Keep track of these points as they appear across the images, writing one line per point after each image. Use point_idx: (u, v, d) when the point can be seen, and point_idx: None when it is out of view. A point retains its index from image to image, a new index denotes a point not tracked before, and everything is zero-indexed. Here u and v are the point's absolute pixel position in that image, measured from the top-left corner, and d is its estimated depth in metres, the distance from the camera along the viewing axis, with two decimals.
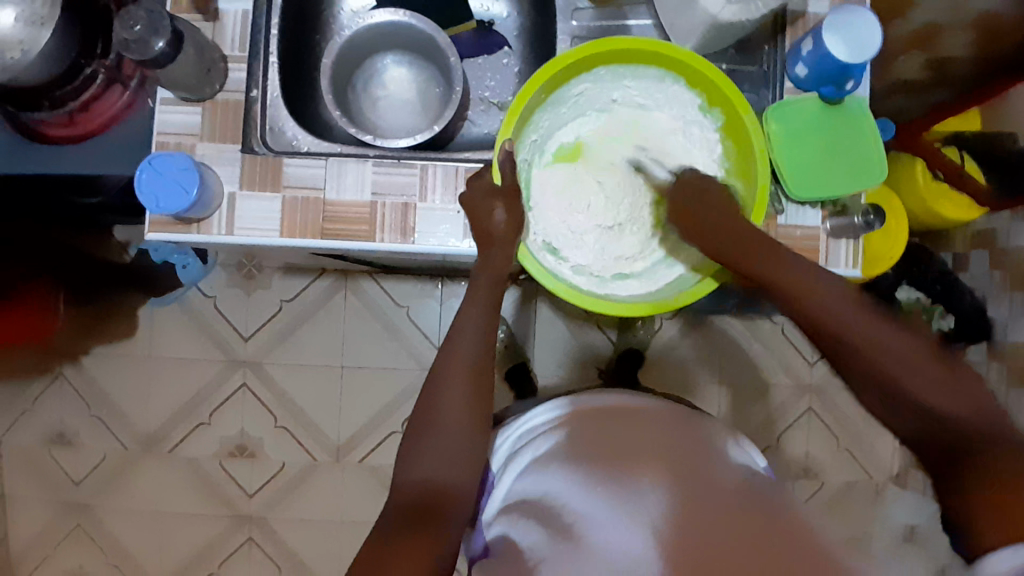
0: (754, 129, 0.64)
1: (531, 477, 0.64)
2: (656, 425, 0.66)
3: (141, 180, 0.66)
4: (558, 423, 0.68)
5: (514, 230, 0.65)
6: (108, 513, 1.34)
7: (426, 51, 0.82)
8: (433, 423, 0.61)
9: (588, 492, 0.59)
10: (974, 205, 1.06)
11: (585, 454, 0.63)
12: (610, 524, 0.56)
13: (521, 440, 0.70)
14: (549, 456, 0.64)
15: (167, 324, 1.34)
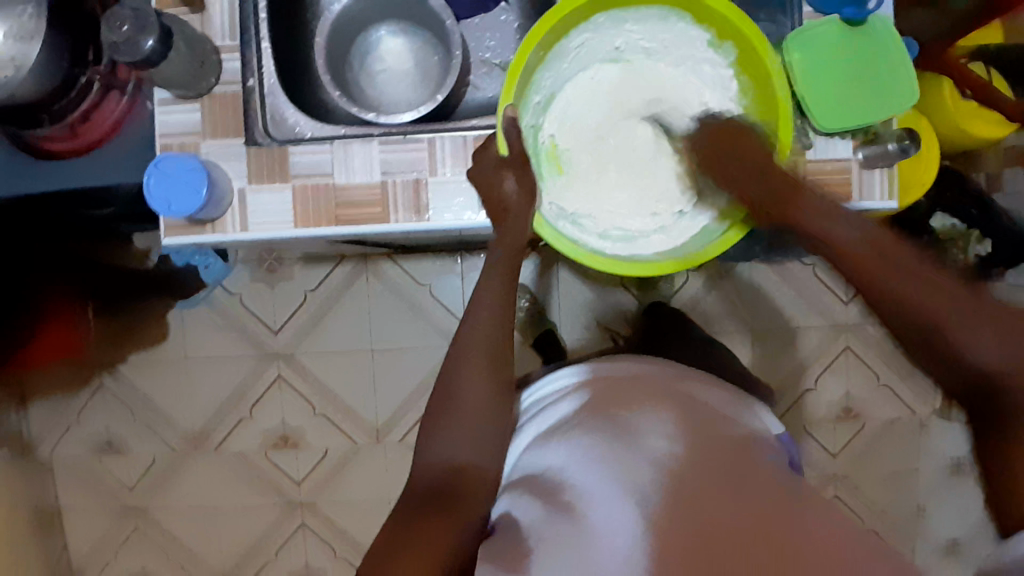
0: (777, 70, 0.59)
1: (532, 453, 0.66)
2: (658, 393, 0.67)
3: (150, 185, 0.66)
4: (572, 389, 0.70)
5: (526, 197, 0.63)
6: (166, 512, 1.39)
7: (419, 17, 0.79)
8: (458, 405, 0.62)
9: (587, 467, 0.59)
10: (1005, 121, 1.02)
11: (591, 424, 0.63)
12: (606, 501, 0.56)
13: (533, 409, 0.73)
14: (549, 431, 0.66)
15: (196, 326, 1.36)
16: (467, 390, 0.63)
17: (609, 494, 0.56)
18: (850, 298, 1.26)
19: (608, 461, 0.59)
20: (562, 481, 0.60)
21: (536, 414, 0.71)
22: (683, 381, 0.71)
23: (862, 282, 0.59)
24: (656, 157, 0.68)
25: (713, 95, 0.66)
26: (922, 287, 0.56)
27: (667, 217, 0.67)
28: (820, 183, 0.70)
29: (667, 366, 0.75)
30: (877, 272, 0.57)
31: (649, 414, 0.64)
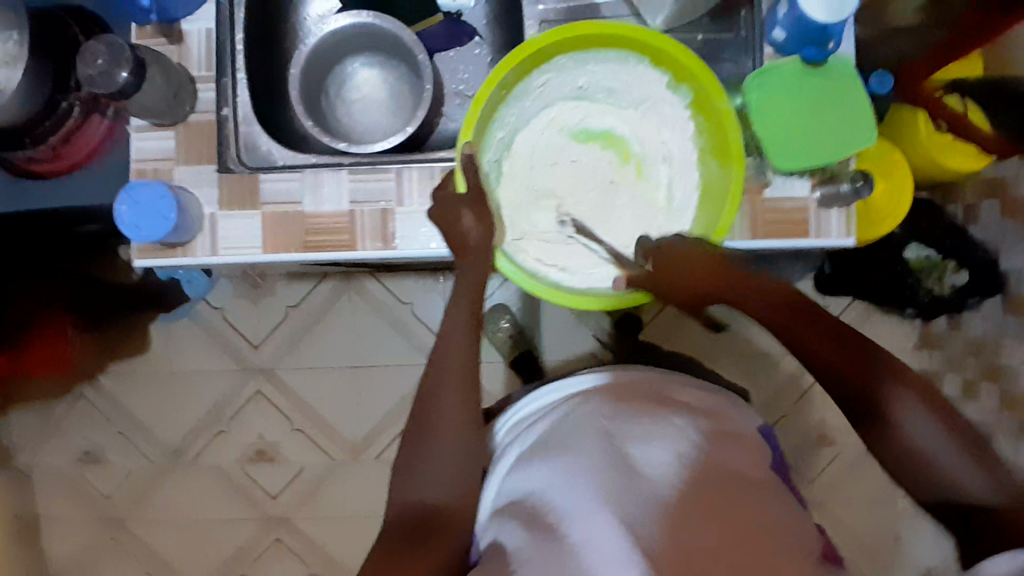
0: (725, 108, 0.62)
1: (517, 475, 0.64)
2: (652, 411, 0.66)
3: (121, 212, 0.67)
4: (570, 400, 0.70)
5: (484, 232, 0.63)
6: (145, 524, 1.39)
7: (394, 48, 0.81)
8: (432, 432, 0.64)
9: (571, 486, 0.58)
10: (982, 154, 1.04)
11: (567, 439, 0.63)
12: (589, 518, 0.54)
13: (512, 432, 0.73)
14: (532, 453, 0.65)
15: (180, 339, 1.37)
16: (439, 415, 0.64)
17: (586, 503, 0.55)
18: None
19: (586, 470, 0.58)
20: (543, 501, 0.59)
21: (516, 438, 0.70)
22: (667, 390, 0.72)
23: (821, 372, 0.61)
24: (616, 192, 0.71)
25: (671, 134, 0.69)
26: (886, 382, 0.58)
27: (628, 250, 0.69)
28: (777, 220, 0.72)
29: (644, 372, 0.75)
30: (836, 364, 0.60)
31: (626, 425, 0.64)
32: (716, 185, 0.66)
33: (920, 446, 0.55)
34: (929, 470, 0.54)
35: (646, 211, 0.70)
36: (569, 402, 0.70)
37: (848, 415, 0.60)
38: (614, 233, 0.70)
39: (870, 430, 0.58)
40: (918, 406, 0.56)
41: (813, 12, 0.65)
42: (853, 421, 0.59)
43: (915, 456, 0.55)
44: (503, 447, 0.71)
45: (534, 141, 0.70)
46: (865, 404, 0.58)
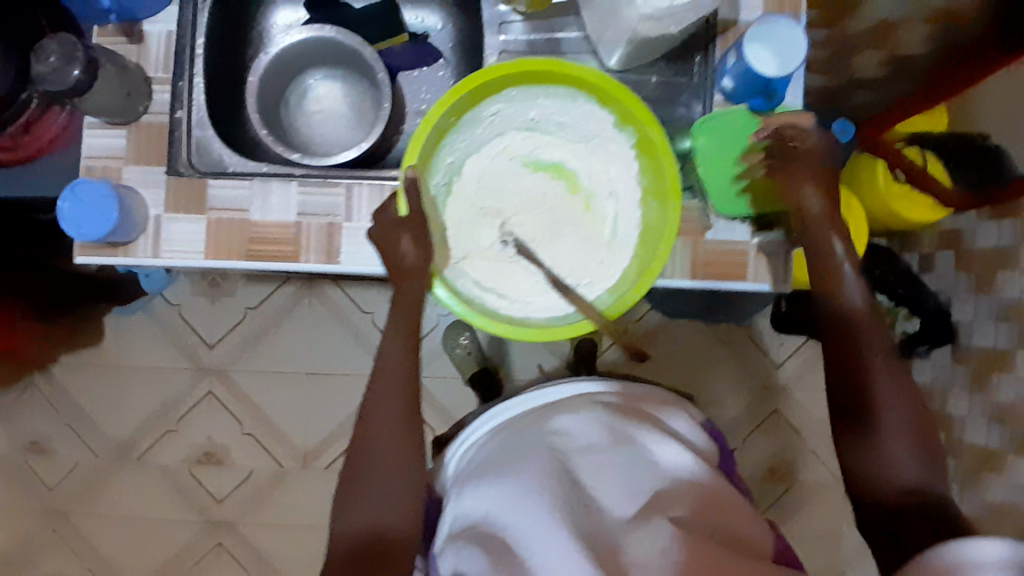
0: (661, 140, 0.64)
1: (471, 498, 0.62)
2: (604, 421, 0.66)
3: (63, 209, 0.67)
4: (532, 418, 0.69)
5: (421, 254, 0.64)
6: (85, 520, 1.36)
7: (357, 64, 0.81)
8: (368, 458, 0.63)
9: (525, 508, 0.56)
10: (939, 206, 1.04)
11: (512, 458, 0.63)
12: (546, 542, 0.53)
13: (465, 457, 0.72)
14: (485, 476, 0.62)
15: (136, 334, 1.35)
16: (375, 440, 0.64)
17: (535, 530, 0.54)
18: (782, 360, 1.32)
19: (532, 489, 0.57)
20: (496, 526, 0.57)
21: (470, 460, 0.70)
22: (609, 397, 0.72)
23: (831, 371, 0.68)
24: (564, 223, 0.72)
25: (617, 171, 0.71)
26: (891, 397, 0.64)
27: (572, 280, 0.70)
28: (716, 261, 0.75)
29: (600, 388, 0.75)
30: (846, 368, 0.67)
31: (572, 437, 0.63)
32: (654, 222, 0.67)
33: (890, 456, 0.62)
34: (887, 475, 0.62)
35: (591, 243, 0.72)
36: (530, 420, 0.69)
37: (831, 412, 0.67)
38: (558, 263, 0.71)
39: (851, 431, 0.65)
40: (904, 427, 0.63)
41: (762, 67, 0.68)
42: (835, 418, 0.67)
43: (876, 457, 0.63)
44: (457, 475, 0.70)
45: (483, 168, 0.71)
46: (856, 410, 0.65)
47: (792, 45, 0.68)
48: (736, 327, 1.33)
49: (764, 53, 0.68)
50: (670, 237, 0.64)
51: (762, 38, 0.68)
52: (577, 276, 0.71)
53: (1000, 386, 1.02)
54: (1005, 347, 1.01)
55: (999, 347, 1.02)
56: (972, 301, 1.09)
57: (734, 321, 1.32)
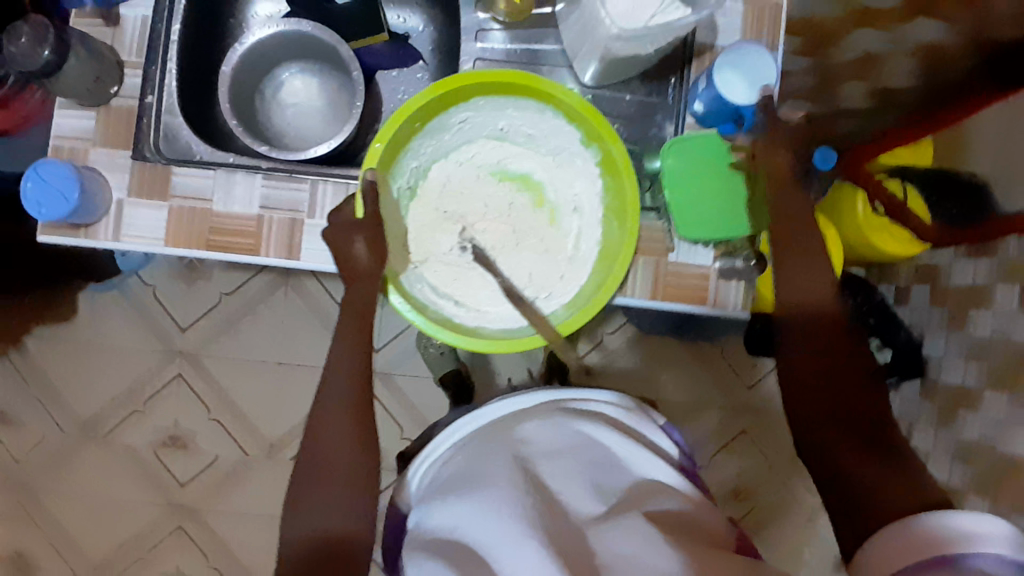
0: (622, 158, 0.64)
1: (438, 515, 0.59)
2: (576, 429, 0.64)
3: (26, 188, 0.66)
4: (501, 425, 0.67)
5: (376, 256, 0.64)
6: (46, 495, 1.35)
7: (335, 60, 0.83)
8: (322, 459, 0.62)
9: (489, 518, 0.54)
10: (916, 240, 1.02)
11: (473, 468, 0.61)
12: (511, 552, 0.50)
13: (427, 473, 0.69)
14: (451, 490, 0.60)
15: (109, 313, 1.35)
16: (328, 441, 0.63)
17: (501, 534, 0.52)
18: (754, 382, 1.33)
19: (495, 492, 0.55)
20: (461, 539, 0.55)
21: (431, 475, 0.68)
22: (573, 403, 0.70)
23: (805, 384, 0.68)
24: (527, 233, 0.73)
25: (582, 186, 0.71)
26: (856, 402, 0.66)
27: (533, 292, 0.70)
28: (677, 284, 0.75)
29: (575, 394, 0.73)
30: (815, 378, 0.68)
31: (538, 444, 0.61)
32: (614, 241, 0.67)
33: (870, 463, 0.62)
34: (872, 477, 0.61)
35: (553, 255, 0.72)
36: (499, 428, 0.67)
37: (803, 428, 0.67)
38: (520, 273, 0.71)
39: (831, 439, 0.65)
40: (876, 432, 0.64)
41: (730, 91, 0.70)
42: (809, 432, 0.66)
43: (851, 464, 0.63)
44: (420, 493, 0.68)
45: (448, 174, 0.72)
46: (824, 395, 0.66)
47: (762, 71, 0.70)
48: (710, 346, 1.33)
49: (733, 77, 0.70)
50: (626, 253, 0.64)
51: (732, 62, 0.70)
52: (538, 288, 0.70)
53: (965, 425, 1.02)
54: (973, 386, 1.00)
55: (967, 385, 1.02)
56: (943, 337, 1.09)
57: (708, 339, 1.33)
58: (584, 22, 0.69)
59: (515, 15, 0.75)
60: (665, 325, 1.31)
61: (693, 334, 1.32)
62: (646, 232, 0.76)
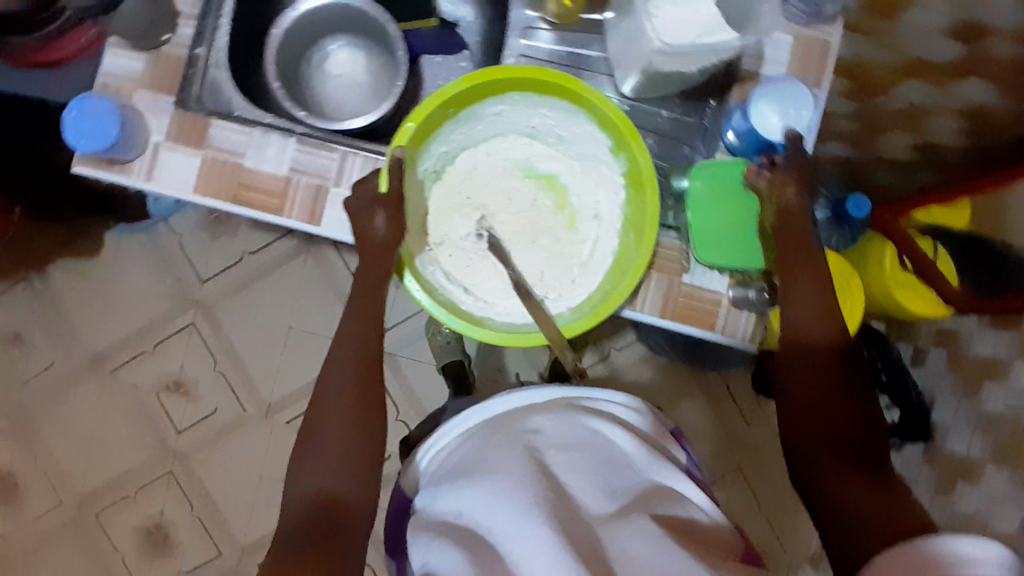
0: (648, 171, 0.64)
1: (445, 494, 0.61)
2: (585, 426, 0.64)
3: (68, 117, 0.69)
4: (514, 413, 0.68)
5: (393, 234, 0.64)
6: (47, 420, 1.39)
7: (380, 37, 0.85)
8: (323, 430, 0.61)
9: (496, 503, 0.55)
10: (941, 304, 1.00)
11: (482, 457, 0.62)
12: (519, 534, 0.52)
13: (434, 459, 0.70)
14: (461, 474, 0.61)
15: (132, 254, 1.38)
16: (328, 407, 0.62)
17: (511, 522, 0.53)
18: (754, 420, 1.31)
19: (504, 479, 0.56)
20: (470, 520, 0.57)
21: (439, 461, 0.68)
22: (587, 401, 0.69)
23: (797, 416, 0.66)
24: (544, 232, 0.73)
25: (605, 194, 0.72)
26: (842, 432, 0.63)
27: (541, 291, 0.71)
28: (688, 305, 0.74)
29: (594, 394, 0.71)
30: (806, 408, 0.65)
31: (548, 436, 0.62)
32: (629, 253, 0.67)
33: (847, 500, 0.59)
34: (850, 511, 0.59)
35: (566, 257, 0.72)
36: (512, 414, 0.68)
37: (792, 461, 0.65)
38: (532, 270, 0.71)
39: (811, 475, 0.63)
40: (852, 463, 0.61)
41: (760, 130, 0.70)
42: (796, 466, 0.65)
43: (834, 497, 0.60)
44: (428, 477, 0.68)
45: (474, 163, 0.73)
46: (822, 440, 0.63)
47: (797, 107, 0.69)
48: (715, 376, 1.32)
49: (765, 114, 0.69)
50: (640, 265, 0.64)
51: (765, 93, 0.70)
52: (548, 288, 0.71)
53: (962, 495, 0.99)
54: (977, 457, 0.98)
55: (970, 455, 0.99)
56: (956, 404, 1.06)
57: (714, 369, 1.32)
58: (629, 34, 0.71)
59: (565, 17, 0.77)
60: (671, 347, 1.28)
61: (697, 362, 1.29)
62: (663, 249, 0.75)
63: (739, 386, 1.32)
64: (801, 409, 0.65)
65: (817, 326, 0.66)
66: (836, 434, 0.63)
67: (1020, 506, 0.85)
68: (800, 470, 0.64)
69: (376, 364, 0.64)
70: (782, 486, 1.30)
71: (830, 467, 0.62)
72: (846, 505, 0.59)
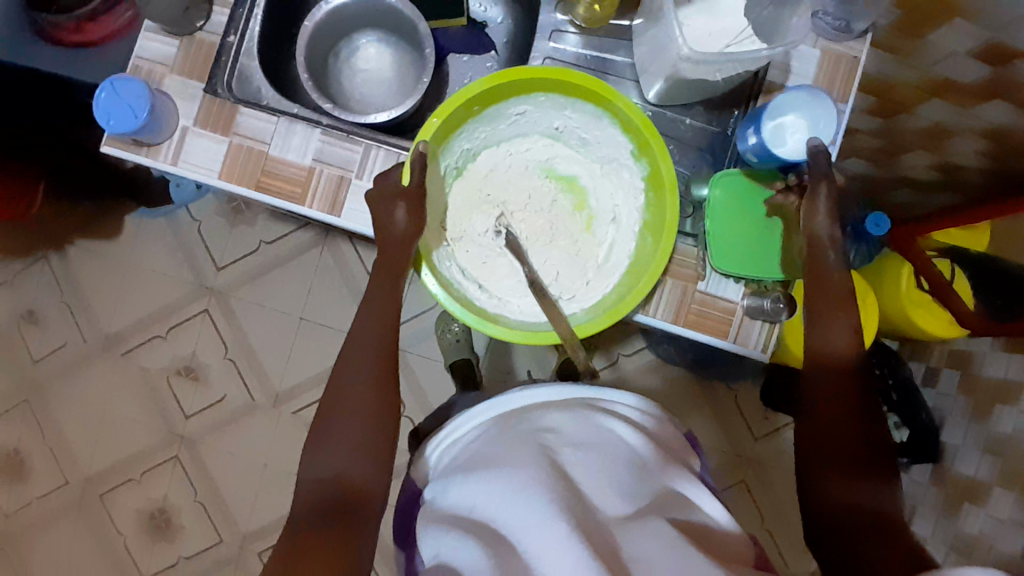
0: (668, 174, 0.64)
1: (459, 488, 0.63)
2: (600, 430, 0.66)
3: (100, 97, 0.70)
4: (530, 411, 0.70)
5: (413, 226, 0.65)
6: (58, 399, 1.41)
7: (411, 36, 0.86)
8: (340, 415, 0.62)
9: (511, 499, 0.57)
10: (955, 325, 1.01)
11: (498, 451, 0.64)
12: (537, 527, 0.53)
13: (445, 453, 0.73)
14: (477, 469, 0.63)
15: (150, 238, 1.40)
16: (344, 393, 0.63)
17: (521, 514, 0.55)
18: (760, 434, 1.31)
19: (515, 472, 0.59)
20: (484, 514, 0.58)
21: (450, 455, 0.71)
22: (604, 404, 0.71)
23: (813, 422, 0.65)
24: (562, 233, 0.74)
25: (624, 198, 0.72)
26: (859, 442, 0.63)
27: (556, 292, 0.71)
28: (702, 313, 0.74)
29: (606, 396, 0.74)
30: (823, 415, 0.65)
31: (565, 436, 0.64)
32: (645, 258, 0.67)
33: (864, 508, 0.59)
34: (865, 520, 0.58)
35: (582, 259, 0.72)
36: (530, 412, 0.70)
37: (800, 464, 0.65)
38: (547, 270, 0.72)
39: (826, 482, 0.62)
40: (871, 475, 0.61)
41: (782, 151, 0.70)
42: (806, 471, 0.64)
43: (852, 507, 0.59)
44: (440, 469, 0.70)
45: (496, 162, 0.74)
46: (835, 456, 0.63)
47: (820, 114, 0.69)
48: (723, 388, 1.32)
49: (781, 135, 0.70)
50: (656, 270, 0.64)
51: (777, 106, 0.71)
52: (562, 289, 0.71)
53: (968, 519, 0.98)
54: (984, 480, 0.97)
55: (978, 478, 0.98)
56: (966, 427, 1.05)
57: (722, 381, 1.31)
58: (659, 39, 0.71)
59: (594, 21, 0.77)
60: (683, 357, 1.30)
61: (708, 372, 1.30)
62: (679, 256, 0.75)
63: (747, 399, 1.32)
64: (816, 425, 0.65)
65: (837, 345, 0.66)
66: (853, 445, 0.63)
67: None
68: (809, 484, 0.64)
69: (391, 354, 0.65)
70: (786, 502, 1.29)
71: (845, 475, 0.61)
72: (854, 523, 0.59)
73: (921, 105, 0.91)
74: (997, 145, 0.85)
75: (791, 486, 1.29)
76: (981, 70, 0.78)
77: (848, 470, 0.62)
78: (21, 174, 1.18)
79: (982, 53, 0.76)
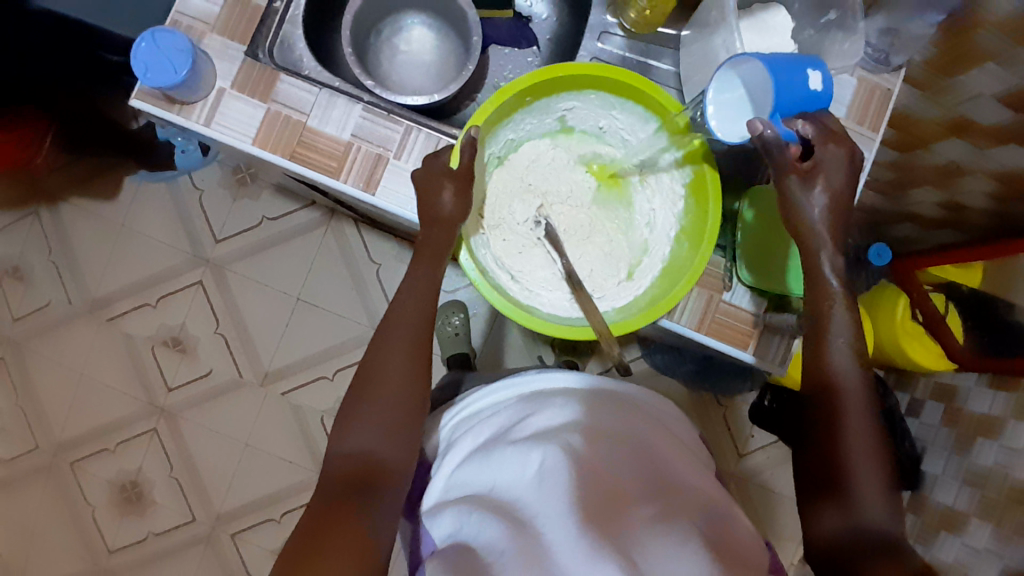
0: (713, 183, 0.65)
1: (479, 468, 0.64)
2: (620, 425, 0.67)
3: (139, 48, 0.68)
4: (547, 396, 0.70)
5: (455, 210, 0.65)
6: (35, 359, 1.36)
7: (458, 23, 0.87)
8: (369, 393, 0.62)
9: (541, 488, 0.57)
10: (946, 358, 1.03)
11: (520, 437, 0.64)
12: (564, 520, 0.54)
13: (460, 428, 0.74)
14: (496, 451, 0.63)
15: (148, 202, 1.36)
16: (376, 375, 0.63)
17: (552, 505, 0.55)
18: (746, 450, 1.33)
19: (538, 459, 0.59)
20: (507, 497, 0.59)
21: (467, 431, 0.71)
22: (619, 395, 0.73)
23: (814, 436, 0.65)
24: (597, 230, 0.75)
25: (661, 202, 0.73)
26: (868, 463, 0.61)
27: (589, 289, 0.72)
28: (724, 323, 0.75)
29: (620, 387, 0.75)
30: (822, 428, 0.64)
31: (585, 428, 0.64)
32: (684, 262, 0.68)
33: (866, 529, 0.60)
34: (870, 537, 0.59)
35: (617, 259, 0.74)
36: (554, 395, 0.70)
37: (806, 483, 0.64)
38: (580, 265, 0.73)
39: (828, 500, 0.62)
40: (879, 491, 0.60)
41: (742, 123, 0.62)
42: (811, 491, 0.64)
43: (851, 529, 0.60)
44: (455, 443, 0.71)
45: (537, 154, 0.75)
46: (832, 475, 0.62)
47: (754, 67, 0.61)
48: (715, 404, 1.33)
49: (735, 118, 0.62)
50: (693, 276, 0.64)
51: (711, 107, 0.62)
52: (595, 287, 0.72)
53: (943, 545, 1.02)
54: (963, 510, 1.00)
55: (956, 507, 1.01)
56: (946, 458, 1.08)
57: (713, 397, 1.33)
58: (709, 49, 0.73)
59: (640, 26, 0.78)
60: (682, 369, 1.30)
61: (704, 386, 1.31)
62: (709, 266, 0.77)
63: (737, 415, 1.34)
64: (816, 442, 0.64)
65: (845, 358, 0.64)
66: (859, 460, 0.61)
67: (999, 560, 0.88)
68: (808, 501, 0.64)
69: (422, 334, 0.65)
70: (765, 518, 1.31)
71: (850, 491, 0.61)
72: (847, 537, 0.59)
73: (937, 142, 0.92)
74: (1007, 188, 0.86)
75: (773, 504, 1.32)
76: (1003, 114, 0.79)
77: (846, 487, 0.61)
78: (28, 119, 1.14)
79: (1006, 97, 0.78)
